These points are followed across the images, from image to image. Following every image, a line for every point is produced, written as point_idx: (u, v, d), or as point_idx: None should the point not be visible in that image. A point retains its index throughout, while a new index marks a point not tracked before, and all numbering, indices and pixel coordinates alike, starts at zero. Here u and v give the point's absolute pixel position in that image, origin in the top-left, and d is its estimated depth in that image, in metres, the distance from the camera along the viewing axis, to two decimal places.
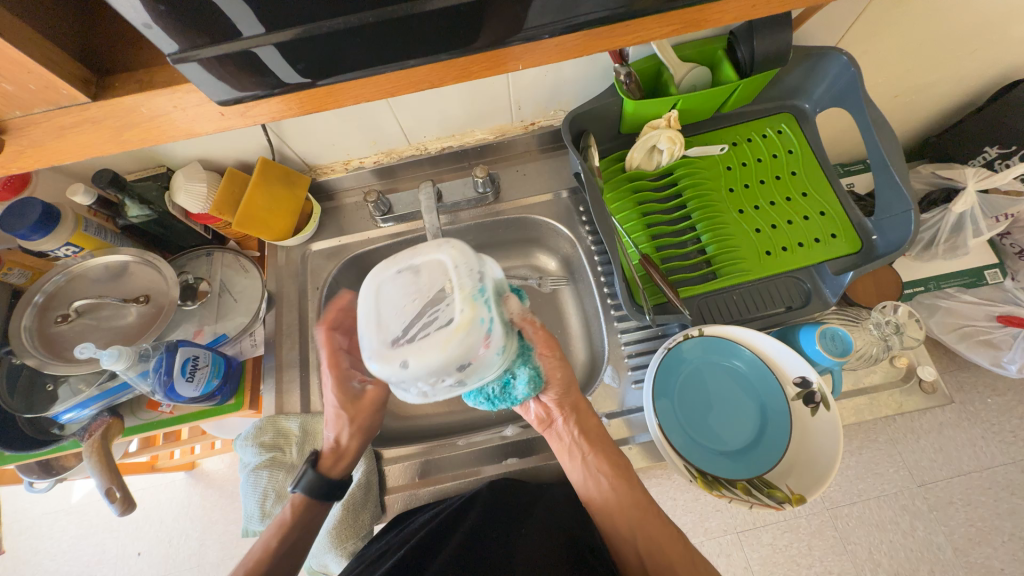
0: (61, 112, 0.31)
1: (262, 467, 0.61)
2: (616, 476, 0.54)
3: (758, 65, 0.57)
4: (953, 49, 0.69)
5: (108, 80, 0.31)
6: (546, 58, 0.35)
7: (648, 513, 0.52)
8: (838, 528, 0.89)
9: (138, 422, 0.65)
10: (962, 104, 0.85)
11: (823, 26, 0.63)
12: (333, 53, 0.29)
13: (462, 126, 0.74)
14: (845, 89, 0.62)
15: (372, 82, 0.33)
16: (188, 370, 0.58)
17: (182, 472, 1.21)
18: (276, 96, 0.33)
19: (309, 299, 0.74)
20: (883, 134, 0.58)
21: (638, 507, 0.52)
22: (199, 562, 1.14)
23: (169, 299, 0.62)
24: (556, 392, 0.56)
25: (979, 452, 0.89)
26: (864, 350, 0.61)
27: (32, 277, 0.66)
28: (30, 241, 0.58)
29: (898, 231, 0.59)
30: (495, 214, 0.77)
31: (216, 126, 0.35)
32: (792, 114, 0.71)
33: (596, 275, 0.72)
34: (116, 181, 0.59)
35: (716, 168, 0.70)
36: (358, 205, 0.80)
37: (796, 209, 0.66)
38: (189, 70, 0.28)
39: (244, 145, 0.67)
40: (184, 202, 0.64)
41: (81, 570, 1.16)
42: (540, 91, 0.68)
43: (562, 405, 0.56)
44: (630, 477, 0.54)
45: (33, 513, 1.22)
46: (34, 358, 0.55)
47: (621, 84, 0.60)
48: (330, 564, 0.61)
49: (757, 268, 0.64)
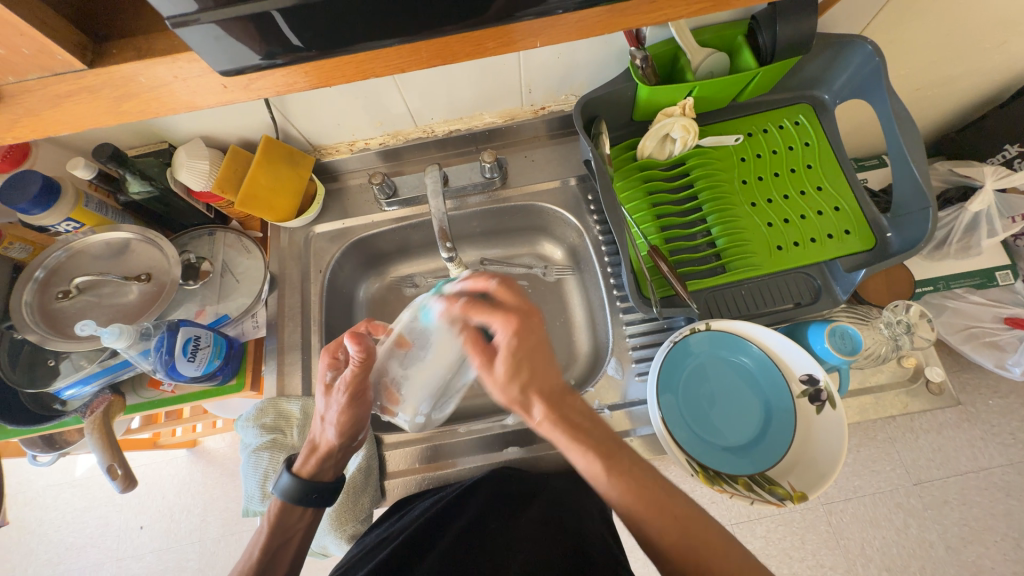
0: (57, 79, 0.29)
1: (263, 449, 0.61)
2: (597, 441, 0.45)
3: (777, 53, 0.55)
4: (981, 41, 0.67)
5: (106, 47, 0.30)
6: (564, 36, 0.33)
7: (645, 487, 0.42)
8: (832, 523, 0.89)
9: (139, 400, 0.65)
10: (985, 99, 0.82)
11: (848, 14, 0.61)
12: (341, 21, 0.28)
13: (471, 109, 0.72)
14: (867, 79, 0.61)
15: (381, 55, 0.32)
16: (190, 350, 0.57)
17: (184, 449, 1.22)
18: (279, 69, 0.31)
19: (311, 282, 0.73)
20: (905, 127, 0.56)
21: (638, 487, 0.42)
22: (200, 537, 1.16)
23: (171, 278, 0.61)
24: (521, 384, 0.47)
25: (977, 452, 0.89)
26: (874, 349, 0.60)
27: (34, 252, 0.65)
28: (31, 215, 0.58)
29: (914, 228, 0.57)
30: (502, 200, 0.76)
31: (218, 99, 0.34)
32: (810, 104, 0.69)
33: (604, 267, 0.71)
34: (117, 155, 0.58)
35: (729, 159, 0.68)
36: (362, 187, 0.78)
37: (811, 204, 0.65)
38: (189, 35, 0.27)
39: (248, 122, 0.65)
40: (186, 178, 0.62)
41: (84, 541, 1.18)
42: (552, 73, 0.66)
43: (528, 392, 0.47)
44: (597, 437, 0.45)
45: (38, 485, 1.24)
46: (35, 334, 0.55)
47: (636, 69, 0.59)
48: (329, 546, 0.61)
49: (766, 263, 0.63)
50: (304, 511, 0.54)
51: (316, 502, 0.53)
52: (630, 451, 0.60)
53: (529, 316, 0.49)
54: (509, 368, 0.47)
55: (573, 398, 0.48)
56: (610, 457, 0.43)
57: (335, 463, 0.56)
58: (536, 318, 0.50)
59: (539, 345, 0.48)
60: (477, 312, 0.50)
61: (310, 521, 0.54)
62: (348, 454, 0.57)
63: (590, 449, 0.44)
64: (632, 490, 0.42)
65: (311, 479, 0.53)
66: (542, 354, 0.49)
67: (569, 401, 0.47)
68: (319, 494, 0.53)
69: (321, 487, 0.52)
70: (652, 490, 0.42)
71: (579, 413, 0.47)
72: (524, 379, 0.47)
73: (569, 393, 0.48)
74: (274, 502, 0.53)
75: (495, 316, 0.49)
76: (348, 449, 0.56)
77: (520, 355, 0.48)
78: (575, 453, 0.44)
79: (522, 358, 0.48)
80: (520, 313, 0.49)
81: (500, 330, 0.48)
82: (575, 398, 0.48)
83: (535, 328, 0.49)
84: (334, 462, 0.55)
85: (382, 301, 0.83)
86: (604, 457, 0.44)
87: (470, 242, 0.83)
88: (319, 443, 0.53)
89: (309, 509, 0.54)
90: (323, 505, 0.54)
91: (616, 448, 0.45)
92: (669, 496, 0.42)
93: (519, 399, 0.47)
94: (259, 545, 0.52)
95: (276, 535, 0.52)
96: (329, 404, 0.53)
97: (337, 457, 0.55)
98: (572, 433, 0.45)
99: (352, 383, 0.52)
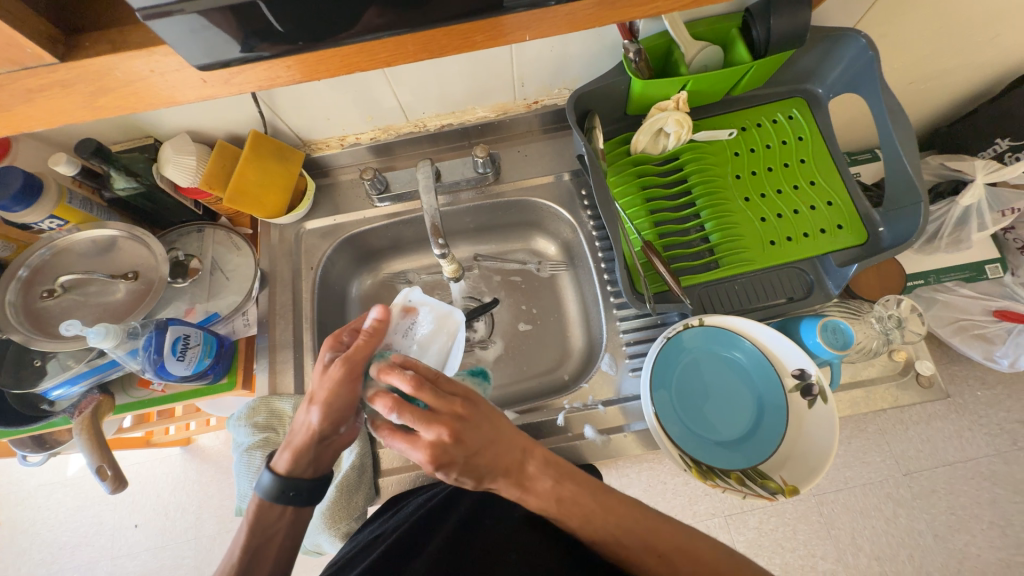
0: (27, 73, 0.28)
1: (255, 448, 0.61)
2: (564, 496, 0.44)
3: (772, 47, 0.55)
4: (975, 35, 0.67)
5: (79, 39, 0.29)
6: (555, 29, 0.33)
7: (625, 516, 0.44)
8: (823, 513, 0.91)
9: (129, 400, 0.64)
10: (977, 93, 0.82)
11: (842, 6, 0.61)
12: (326, 14, 0.27)
13: (463, 103, 0.71)
14: (860, 73, 0.60)
15: (368, 48, 0.31)
16: (179, 349, 0.56)
17: (177, 447, 1.21)
18: (261, 62, 0.31)
19: (303, 279, 0.72)
20: (898, 122, 0.56)
21: (620, 518, 0.44)
22: (195, 534, 1.15)
23: (159, 276, 0.60)
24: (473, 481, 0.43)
25: (964, 443, 0.90)
26: (863, 343, 0.61)
27: (16, 250, 0.64)
28: (11, 213, 0.56)
29: (906, 223, 0.57)
30: (495, 196, 0.75)
31: (200, 94, 0.33)
32: (804, 98, 0.69)
33: (597, 262, 0.71)
34: (101, 151, 0.56)
35: (723, 153, 0.68)
36: (353, 182, 0.77)
37: (803, 198, 0.65)
38: (163, 26, 0.26)
39: (234, 116, 0.64)
40: (172, 174, 0.61)
41: (78, 541, 1.17)
42: (544, 66, 0.65)
43: (482, 482, 0.43)
44: (568, 500, 0.44)
45: (29, 485, 1.22)
46: (19, 334, 0.54)
47: (629, 62, 0.58)
48: (324, 544, 0.61)
49: (760, 258, 0.63)
50: (285, 509, 0.52)
51: (296, 500, 0.51)
52: (623, 446, 0.61)
53: (457, 417, 0.41)
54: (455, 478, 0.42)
55: (534, 464, 0.44)
56: (572, 509, 0.44)
57: (312, 457, 0.52)
58: (466, 409, 0.42)
59: (483, 440, 0.42)
60: (399, 439, 0.41)
61: (291, 520, 0.52)
62: (327, 447, 0.52)
63: (558, 508, 0.44)
64: (614, 528, 0.43)
65: (287, 475, 0.51)
66: (487, 447, 0.42)
67: (530, 470, 0.44)
68: (296, 491, 0.51)
69: (299, 485, 0.50)
70: (634, 528, 0.43)
71: (545, 482, 0.44)
72: (475, 480, 0.42)
73: (529, 458, 0.44)
74: (256, 499, 0.51)
75: (419, 445, 0.40)
76: (326, 441, 0.51)
77: (461, 464, 0.41)
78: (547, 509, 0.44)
79: (467, 464, 0.41)
80: (440, 428, 0.40)
81: (429, 453, 0.40)
82: (535, 462, 0.44)
83: (470, 424, 0.42)
84: (311, 451, 0.51)
85: (375, 297, 0.82)
86: (575, 513, 0.44)
87: (464, 238, 0.82)
88: (303, 427, 0.50)
89: (290, 508, 0.51)
90: (303, 503, 0.52)
91: (584, 493, 0.44)
92: (652, 529, 0.43)
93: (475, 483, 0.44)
94: (241, 542, 0.50)
95: (256, 533, 0.50)
96: (319, 384, 0.50)
97: (314, 446, 0.51)
98: (540, 500, 0.44)
99: (352, 358, 0.49)
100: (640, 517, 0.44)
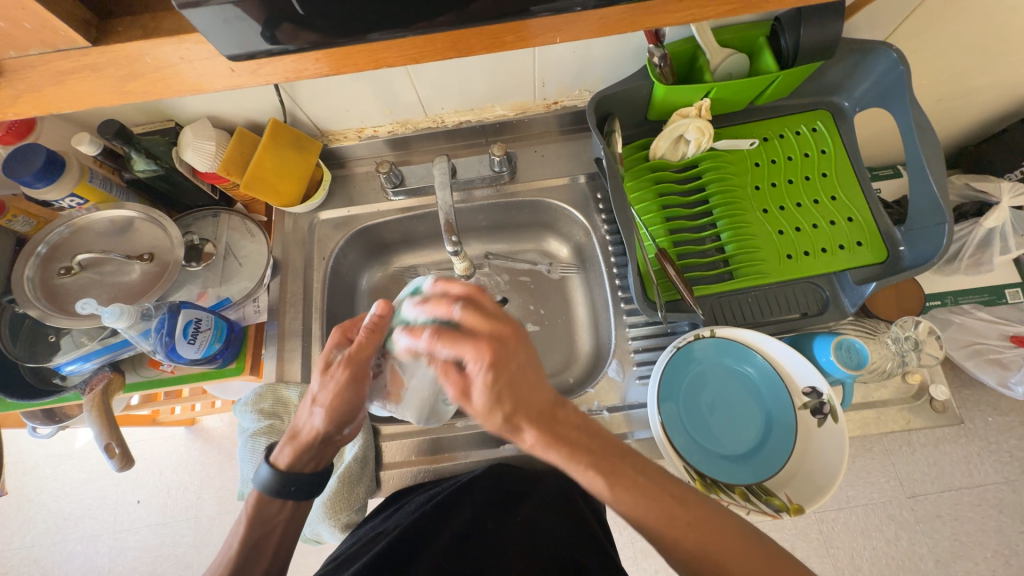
0: (59, 56, 0.29)
1: (259, 434, 0.61)
2: (596, 451, 0.41)
3: (800, 57, 0.54)
4: (1010, 53, 0.65)
5: (112, 24, 0.30)
6: (584, 32, 0.32)
7: (651, 483, 0.41)
8: (823, 531, 0.90)
9: (138, 379, 0.65)
10: (1009, 112, 0.80)
11: (874, 20, 0.59)
12: (356, 10, 0.27)
13: (482, 100, 0.71)
14: (890, 87, 0.59)
15: (395, 44, 0.31)
16: (190, 333, 0.57)
17: (182, 427, 1.23)
18: (287, 55, 0.31)
19: (315, 268, 0.72)
20: (926, 139, 0.55)
21: (649, 483, 0.41)
22: (196, 513, 1.17)
23: (174, 259, 0.60)
24: (509, 406, 0.42)
25: (973, 469, 0.88)
26: (878, 363, 0.60)
27: (37, 226, 0.65)
28: (34, 190, 0.57)
29: (928, 244, 0.56)
30: (510, 195, 0.75)
31: (226, 82, 0.33)
32: (829, 111, 0.68)
33: (609, 267, 0.70)
34: (123, 133, 0.57)
35: (743, 163, 0.67)
36: (369, 175, 0.77)
37: (823, 213, 0.64)
38: (196, 16, 0.26)
39: (255, 104, 0.64)
40: (191, 158, 0.62)
41: (82, 512, 1.20)
42: (566, 67, 0.64)
43: (516, 415, 0.42)
44: (602, 458, 0.41)
45: (37, 455, 1.25)
46: (36, 310, 0.55)
47: (653, 67, 0.57)
48: (323, 534, 0.61)
49: (776, 271, 0.62)
50: (284, 504, 0.52)
51: (296, 494, 0.51)
52: None
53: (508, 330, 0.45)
54: (494, 387, 0.42)
55: (565, 412, 0.43)
56: (604, 464, 0.41)
57: (315, 454, 0.52)
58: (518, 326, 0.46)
59: (525, 361, 0.44)
60: (448, 336, 0.45)
61: (290, 514, 0.52)
62: (330, 446, 0.53)
63: (589, 463, 0.41)
64: (640, 497, 0.40)
65: (288, 471, 0.51)
66: (516, 384, 0.43)
67: (560, 415, 0.43)
68: (296, 486, 0.51)
69: (300, 480, 0.50)
70: (659, 499, 0.40)
71: (575, 428, 0.42)
72: (510, 406, 0.42)
73: (561, 404, 0.44)
74: (255, 493, 0.51)
75: (469, 340, 0.44)
76: (329, 441, 0.52)
77: (505, 373, 0.42)
78: (575, 468, 0.41)
79: (510, 373, 0.43)
80: (494, 326, 0.45)
81: (479, 345, 0.43)
82: (567, 410, 0.43)
83: (519, 341, 0.45)
84: (314, 452, 0.52)
85: (384, 290, 0.82)
86: (607, 472, 0.41)
87: (477, 236, 0.82)
88: (304, 430, 0.50)
89: (290, 501, 0.52)
90: (303, 497, 0.52)
91: (615, 455, 0.42)
92: (680, 499, 0.40)
93: (509, 422, 0.42)
94: (238, 536, 0.51)
95: (256, 527, 0.51)
96: (324, 384, 0.50)
97: (318, 446, 0.51)
98: (568, 452, 0.41)
99: (357, 359, 0.50)
100: (665, 486, 0.41)
